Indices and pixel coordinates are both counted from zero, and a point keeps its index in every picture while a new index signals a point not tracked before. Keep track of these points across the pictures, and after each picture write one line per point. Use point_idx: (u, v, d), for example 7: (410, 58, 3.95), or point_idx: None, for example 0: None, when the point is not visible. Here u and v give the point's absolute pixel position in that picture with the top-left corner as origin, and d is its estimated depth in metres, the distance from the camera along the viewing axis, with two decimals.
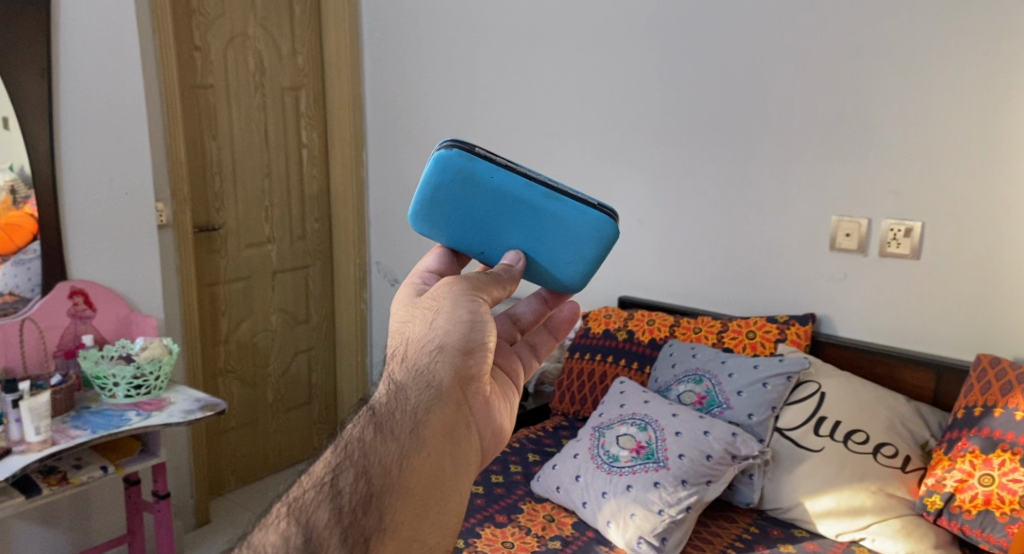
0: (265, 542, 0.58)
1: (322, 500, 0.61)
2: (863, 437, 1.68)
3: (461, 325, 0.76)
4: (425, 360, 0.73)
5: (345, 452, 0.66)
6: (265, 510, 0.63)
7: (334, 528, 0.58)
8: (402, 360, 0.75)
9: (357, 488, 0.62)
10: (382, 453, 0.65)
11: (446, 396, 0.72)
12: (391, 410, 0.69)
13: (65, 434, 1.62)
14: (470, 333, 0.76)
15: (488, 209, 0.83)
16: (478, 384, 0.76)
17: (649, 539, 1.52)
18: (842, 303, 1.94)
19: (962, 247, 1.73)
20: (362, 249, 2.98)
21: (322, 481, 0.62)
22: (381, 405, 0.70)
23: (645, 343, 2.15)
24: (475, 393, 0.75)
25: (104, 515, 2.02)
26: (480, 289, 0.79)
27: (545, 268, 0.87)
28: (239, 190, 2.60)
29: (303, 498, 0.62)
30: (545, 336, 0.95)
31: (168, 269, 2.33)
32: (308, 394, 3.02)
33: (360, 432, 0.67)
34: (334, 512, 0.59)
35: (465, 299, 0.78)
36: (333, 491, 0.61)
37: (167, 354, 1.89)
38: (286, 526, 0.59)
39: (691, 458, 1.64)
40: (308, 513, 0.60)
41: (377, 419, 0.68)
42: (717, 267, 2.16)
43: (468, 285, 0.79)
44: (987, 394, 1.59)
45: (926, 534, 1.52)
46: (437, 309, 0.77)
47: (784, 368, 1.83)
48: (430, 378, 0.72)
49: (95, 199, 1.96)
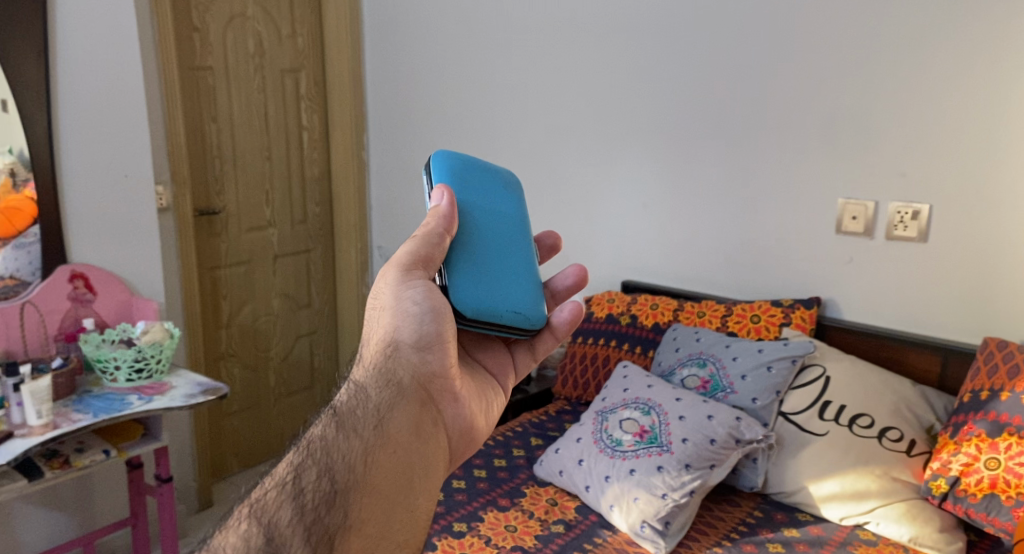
0: (226, 544, 0.61)
1: (285, 499, 0.64)
2: (868, 421, 1.68)
3: (411, 318, 0.80)
4: (381, 359, 0.79)
5: (307, 451, 0.69)
6: (228, 512, 0.65)
7: (298, 526, 0.62)
8: (361, 363, 0.80)
9: (321, 486, 0.65)
10: (345, 450, 0.69)
11: (408, 394, 0.77)
12: (354, 408, 0.73)
13: (67, 418, 1.61)
14: (421, 326, 0.80)
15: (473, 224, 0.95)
16: (440, 381, 0.81)
17: (653, 523, 1.52)
18: (849, 287, 1.92)
19: (970, 229, 1.70)
20: (364, 233, 2.97)
21: (285, 480, 0.66)
22: (343, 404, 0.74)
23: (648, 327, 2.13)
24: (439, 391, 0.81)
25: (108, 499, 2.02)
26: (410, 266, 0.82)
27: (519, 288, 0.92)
28: (240, 173, 2.58)
29: (265, 498, 0.65)
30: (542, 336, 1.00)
31: (169, 251, 2.32)
32: (311, 378, 3.02)
33: (322, 433, 0.71)
34: (297, 511, 0.63)
35: (403, 285, 0.81)
36: (296, 489, 0.64)
37: (168, 338, 1.88)
38: (247, 526, 0.62)
39: (695, 443, 1.64)
40: (270, 514, 0.63)
41: (339, 418, 0.72)
42: (722, 251, 2.14)
43: (398, 269, 0.82)
44: (993, 378, 1.58)
45: (931, 517, 1.52)
46: (382, 307, 0.82)
47: (789, 352, 1.81)
48: (389, 377, 0.78)
49: (95, 182, 1.95)
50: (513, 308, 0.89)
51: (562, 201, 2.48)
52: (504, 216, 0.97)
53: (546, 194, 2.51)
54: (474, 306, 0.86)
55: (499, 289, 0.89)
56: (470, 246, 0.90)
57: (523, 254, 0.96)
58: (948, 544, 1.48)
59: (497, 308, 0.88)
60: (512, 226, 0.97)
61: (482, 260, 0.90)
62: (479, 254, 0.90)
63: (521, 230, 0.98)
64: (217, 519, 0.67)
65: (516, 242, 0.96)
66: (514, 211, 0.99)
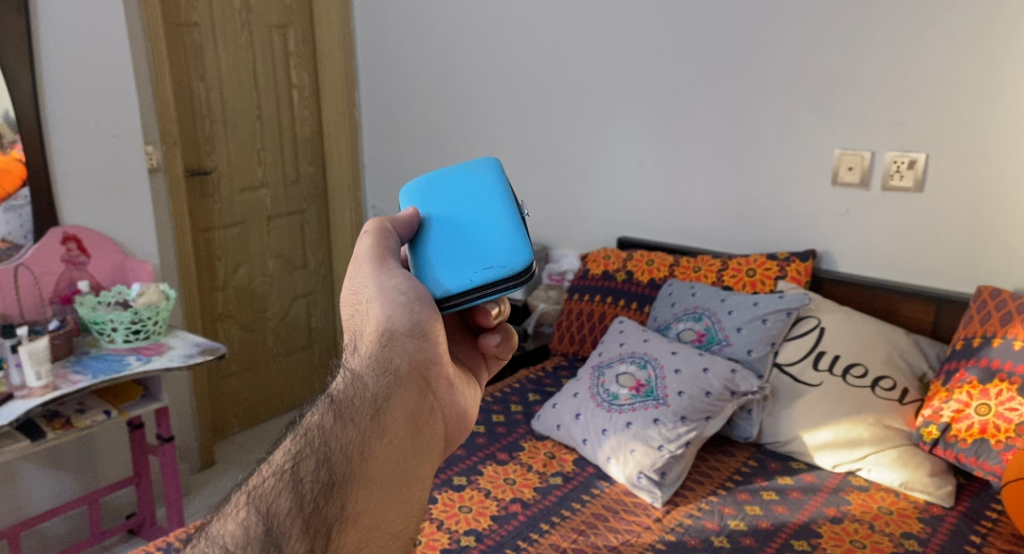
0: (225, 531, 0.58)
1: (283, 489, 0.60)
2: (862, 371, 1.70)
3: (400, 307, 0.75)
4: (377, 348, 0.73)
5: (306, 440, 0.64)
6: (227, 500, 0.63)
7: (295, 517, 0.57)
8: (354, 351, 0.74)
9: (318, 476, 0.60)
10: (343, 440, 0.63)
11: (405, 382, 0.71)
12: (350, 397, 0.67)
13: (66, 379, 1.62)
14: (412, 315, 0.75)
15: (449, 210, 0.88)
16: (437, 368, 0.76)
17: (649, 474, 1.54)
18: (844, 238, 1.92)
19: (967, 178, 1.70)
20: (359, 193, 2.95)
21: (283, 468, 0.61)
22: (340, 393, 0.68)
23: (644, 283, 2.14)
24: (435, 377, 0.75)
25: (112, 458, 2.04)
26: (380, 257, 0.79)
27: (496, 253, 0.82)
28: (230, 132, 2.55)
29: (264, 487, 0.61)
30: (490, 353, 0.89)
31: (161, 212, 2.30)
32: (309, 338, 3.03)
33: (320, 421, 0.66)
34: (294, 501, 0.58)
35: (377, 277, 0.78)
36: (293, 479, 0.60)
37: (164, 299, 1.88)
38: (247, 514, 0.58)
39: (691, 395, 1.66)
40: (268, 502, 0.59)
41: (336, 406, 0.67)
42: (718, 205, 2.13)
43: (371, 261, 0.79)
44: (987, 325, 1.60)
45: (922, 463, 1.56)
46: (363, 300, 0.77)
47: (784, 304, 1.82)
48: (386, 365, 0.71)
49: (85, 144, 1.92)
50: (479, 269, 0.80)
51: (557, 158, 2.45)
52: (461, 190, 0.89)
53: (540, 151, 2.49)
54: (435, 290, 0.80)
55: (461, 260, 0.81)
56: (426, 237, 0.85)
57: (495, 217, 0.86)
58: (939, 488, 1.51)
59: (461, 279, 0.80)
60: (474, 195, 0.88)
61: (440, 243, 0.84)
62: (434, 241, 0.85)
63: (485, 190, 0.89)
64: (216, 509, 0.64)
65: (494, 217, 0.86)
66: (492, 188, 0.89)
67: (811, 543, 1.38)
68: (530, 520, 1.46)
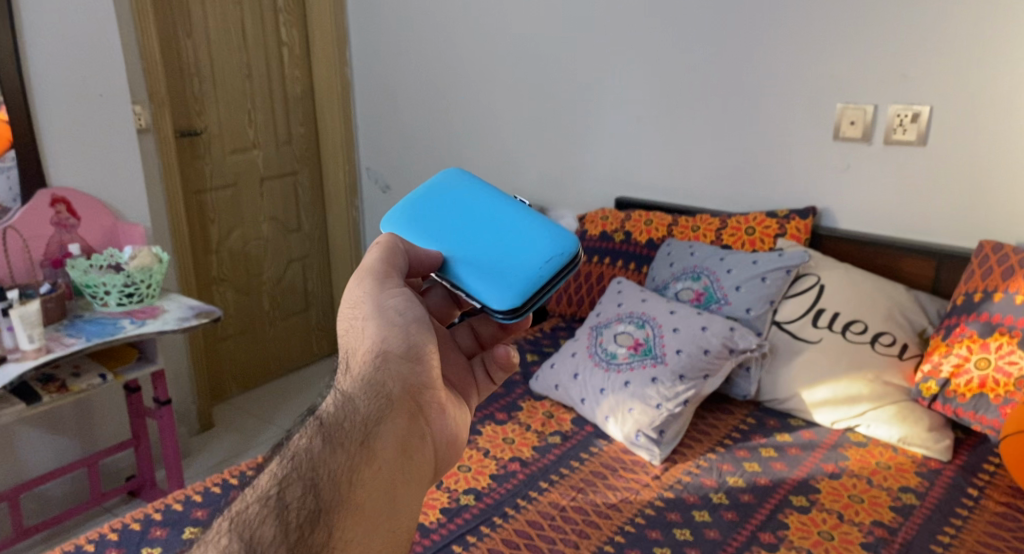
0: None
1: (268, 515, 0.61)
2: (861, 327, 1.69)
3: (396, 329, 0.76)
4: (369, 369, 0.73)
5: (294, 464, 0.66)
6: (210, 525, 0.63)
7: (279, 543, 0.58)
8: (347, 371, 0.75)
9: (304, 503, 0.62)
10: (331, 465, 0.65)
11: (397, 406, 0.72)
12: (339, 421, 0.69)
13: (59, 342, 1.61)
14: (408, 338, 0.75)
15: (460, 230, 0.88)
16: (431, 392, 0.76)
17: (647, 432, 1.54)
18: (844, 193, 1.90)
19: (972, 130, 1.66)
20: (352, 154, 2.91)
21: (269, 494, 0.63)
22: (329, 416, 0.70)
23: (643, 243, 2.11)
24: (429, 401, 0.75)
25: (109, 420, 2.04)
26: (387, 274, 0.78)
27: (540, 245, 0.83)
28: (220, 92, 2.51)
29: (248, 513, 0.62)
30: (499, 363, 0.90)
31: (152, 173, 2.26)
32: (306, 301, 3.02)
33: (308, 444, 0.67)
34: (278, 528, 0.59)
35: (380, 294, 0.77)
36: (278, 506, 0.61)
37: (157, 263, 1.86)
38: (229, 541, 0.59)
39: (689, 353, 1.65)
40: (252, 529, 0.60)
41: (325, 430, 0.68)
42: (717, 162, 2.10)
43: (372, 277, 0.78)
44: (987, 280, 1.58)
45: (921, 418, 1.56)
46: (361, 317, 0.76)
47: (784, 262, 1.79)
48: (378, 389, 0.72)
49: (70, 104, 1.88)
50: (540, 264, 0.81)
51: (553, 117, 2.41)
52: (457, 210, 0.90)
53: (536, 111, 2.44)
54: (506, 300, 0.79)
55: (511, 266, 0.82)
56: (456, 259, 0.84)
57: (511, 220, 0.87)
58: (937, 443, 1.52)
59: (528, 280, 0.80)
60: (475, 210, 0.90)
61: (472, 260, 0.84)
62: (470, 260, 0.84)
63: (483, 202, 0.91)
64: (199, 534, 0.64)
65: (509, 221, 0.88)
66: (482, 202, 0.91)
67: (810, 498, 1.39)
68: (529, 479, 1.46)
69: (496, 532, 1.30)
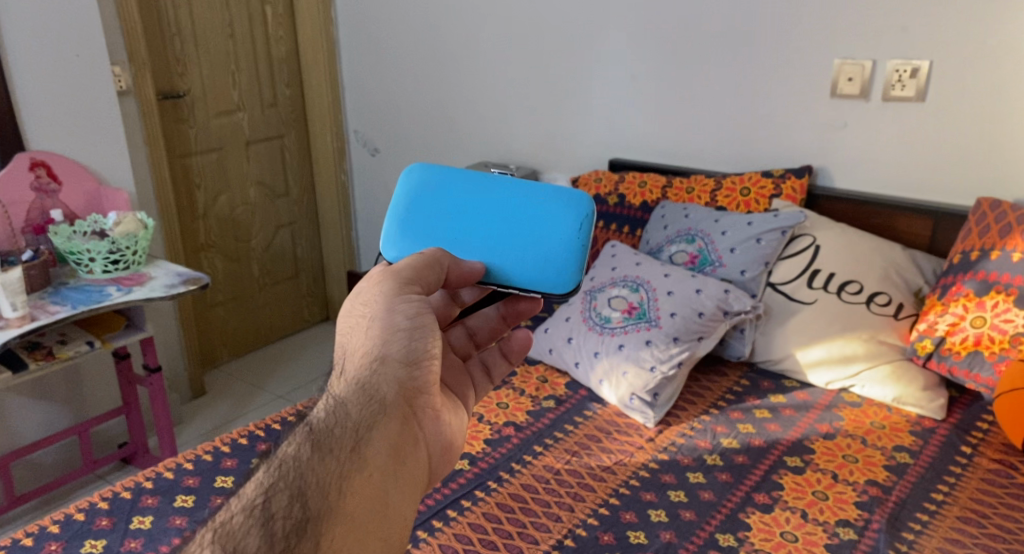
0: None
1: (253, 525, 0.57)
2: (857, 288, 1.67)
3: (400, 333, 0.75)
4: (366, 373, 0.73)
5: (280, 471, 0.63)
6: (187, 538, 0.58)
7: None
8: (342, 375, 0.74)
9: (291, 512, 0.58)
10: (320, 472, 0.62)
11: (392, 410, 0.71)
12: (331, 427, 0.67)
13: (44, 310, 1.58)
14: (410, 342, 0.75)
15: (465, 227, 0.86)
16: (426, 397, 0.75)
17: (642, 395, 1.53)
18: (841, 151, 1.86)
19: (972, 84, 1.63)
20: (340, 118, 2.85)
21: (254, 503, 0.59)
22: (321, 422, 0.68)
23: (637, 206, 2.08)
24: (424, 407, 0.75)
25: (100, 388, 2.03)
26: (411, 280, 0.78)
27: (556, 214, 0.84)
28: (203, 53, 2.44)
29: (231, 523, 0.58)
30: (497, 360, 0.96)
31: (134, 136, 2.22)
32: (295, 267, 3.00)
33: (296, 452, 0.64)
34: (264, 539, 0.55)
35: (400, 300, 0.77)
36: (264, 515, 0.58)
37: (142, 229, 1.83)
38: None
39: (683, 316, 1.63)
40: (236, 540, 0.55)
41: (315, 437, 0.66)
42: (712, 121, 2.06)
43: (394, 281, 0.78)
44: (985, 238, 1.56)
45: (915, 377, 1.55)
46: (372, 317, 0.76)
47: (779, 223, 1.77)
48: (372, 393, 0.71)
49: (47, 65, 1.82)
50: (572, 235, 0.84)
51: (544, 76, 2.36)
52: (442, 211, 0.87)
53: (528, 71, 2.39)
54: (565, 281, 0.84)
55: (544, 249, 0.84)
56: (487, 262, 0.85)
57: (508, 199, 0.86)
58: (931, 402, 1.52)
59: (572, 255, 0.84)
60: (463, 197, 0.87)
61: (503, 256, 0.85)
62: (504, 262, 0.85)
63: (461, 189, 0.87)
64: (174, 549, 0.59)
65: (506, 199, 0.86)
66: (464, 187, 0.88)
67: (804, 459, 1.38)
68: (524, 444, 1.46)
69: (490, 496, 1.29)
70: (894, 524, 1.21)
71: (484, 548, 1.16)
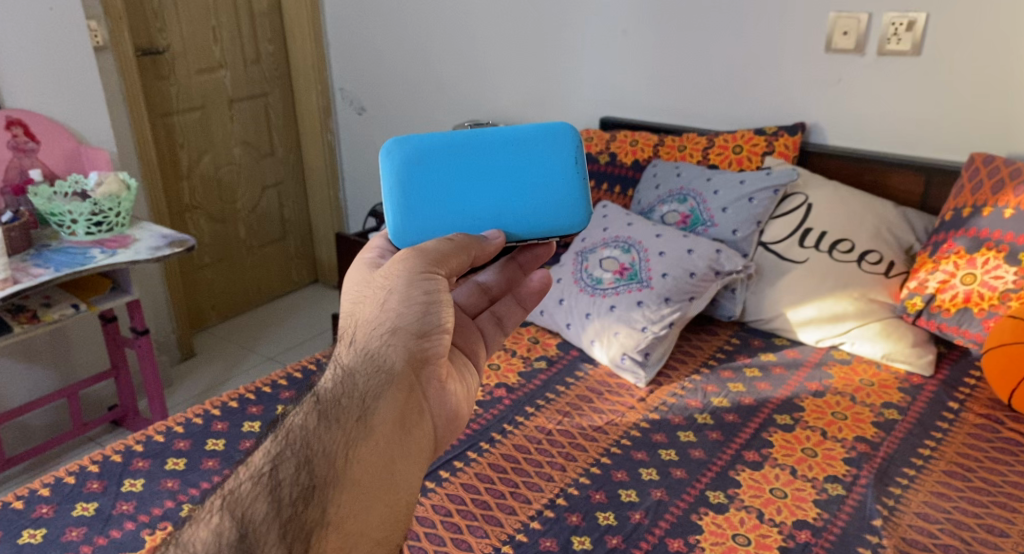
0: (198, 538, 0.57)
1: (260, 492, 0.60)
2: (849, 246, 1.67)
3: (415, 306, 0.75)
4: (376, 344, 0.73)
5: (286, 440, 0.64)
6: (200, 503, 0.62)
7: (272, 522, 0.57)
8: (351, 344, 0.74)
9: (298, 480, 0.61)
10: (326, 441, 0.64)
11: (398, 381, 0.71)
12: (337, 397, 0.68)
13: (26, 273, 1.55)
14: (424, 315, 0.75)
15: (472, 190, 0.86)
16: (434, 367, 0.75)
17: (633, 355, 1.53)
18: (834, 107, 1.84)
19: (968, 37, 1.60)
20: (325, 76, 2.79)
21: (261, 472, 0.62)
22: (327, 393, 0.69)
23: (628, 165, 2.06)
24: (431, 376, 0.75)
25: (87, 351, 2.01)
26: (439, 261, 0.77)
27: (553, 156, 0.88)
28: (182, 8, 2.37)
29: (240, 490, 0.61)
30: (513, 309, 0.98)
31: (113, 94, 2.16)
32: (283, 229, 2.97)
33: (303, 421, 0.66)
34: (271, 506, 0.59)
35: (421, 276, 0.76)
36: (271, 483, 0.60)
37: (125, 190, 1.80)
38: (220, 520, 0.58)
39: (675, 277, 1.62)
40: (245, 507, 0.59)
41: (321, 406, 0.67)
42: (704, 77, 2.03)
43: (418, 257, 0.76)
44: (977, 194, 1.55)
45: (905, 334, 1.56)
46: (390, 290, 0.75)
47: (772, 181, 1.75)
48: (379, 363, 0.71)
49: (20, 18, 1.76)
50: (574, 172, 0.89)
51: (533, 32, 2.31)
52: (440, 180, 0.86)
53: (516, 26, 2.33)
54: (578, 217, 0.89)
55: (553, 192, 0.88)
56: (505, 220, 0.87)
57: (504, 153, 0.87)
58: (920, 358, 1.52)
59: (578, 191, 0.89)
60: (460, 159, 0.86)
61: (518, 210, 0.87)
62: (519, 212, 0.87)
63: (449, 151, 0.86)
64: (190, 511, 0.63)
65: (502, 153, 0.87)
66: (456, 150, 0.86)
67: (793, 417, 1.39)
68: (516, 404, 1.46)
69: (482, 457, 1.29)
70: (881, 479, 1.22)
71: (476, 507, 1.17)
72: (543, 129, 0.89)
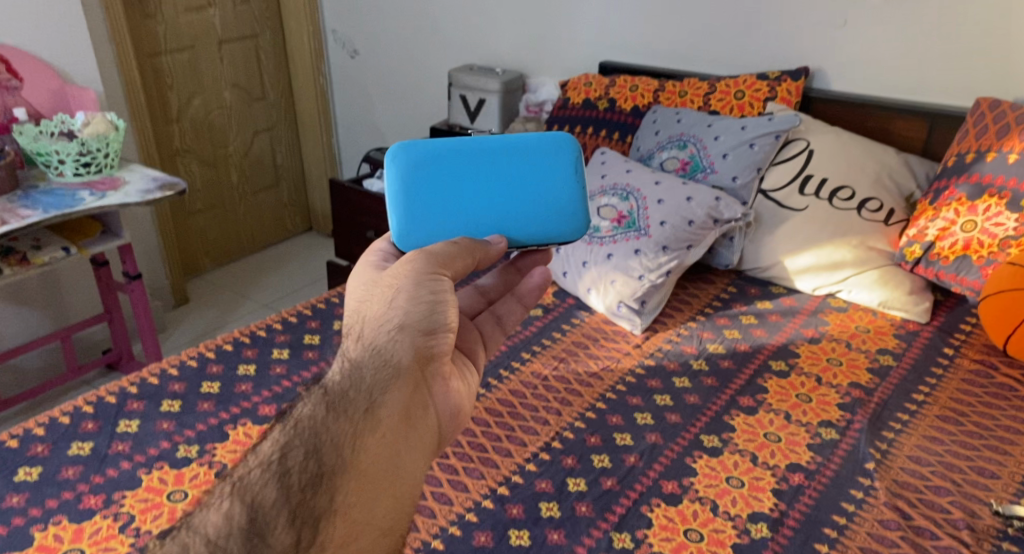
0: (207, 522, 0.57)
1: (270, 479, 0.60)
2: (849, 194, 1.65)
3: (422, 304, 0.76)
4: (383, 338, 0.74)
5: (294, 429, 0.65)
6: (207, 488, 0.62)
7: (281, 508, 0.58)
8: (357, 338, 0.75)
9: (306, 468, 0.62)
10: (335, 432, 0.65)
11: (405, 375, 0.73)
12: (346, 389, 0.69)
13: (14, 214, 1.52)
14: (432, 312, 0.77)
15: (474, 196, 0.88)
16: (438, 362, 0.77)
17: (629, 303, 1.53)
18: (840, 51, 1.80)
19: None
20: (317, 16, 2.71)
21: (270, 458, 0.62)
22: (335, 385, 0.70)
23: (627, 111, 2.02)
24: (434, 372, 0.77)
25: (79, 294, 2.00)
26: (444, 264, 0.79)
27: (553, 164, 0.90)
28: None
29: (248, 477, 0.61)
30: (513, 307, 1.00)
31: (98, 29, 2.09)
32: (276, 175, 2.93)
33: (311, 411, 0.66)
34: (281, 493, 0.59)
35: (427, 277, 0.78)
36: (280, 470, 0.61)
37: (113, 130, 1.75)
38: (229, 505, 0.58)
39: (673, 225, 1.61)
40: (254, 492, 0.59)
41: (329, 399, 0.68)
42: (707, 19, 1.97)
43: (427, 259, 0.79)
44: (982, 139, 1.53)
45: (902, 281, 1.55)
46: (398, 289, 0.77)
47: (774, 127, 1.72)
48: (386, 357, 0.73)
49: None
50: (573, 180, 0.91)
51: None
52: (442, 185, 0.87)
53: None
54: (576, 224, 0.91)
55: (552, 200, 0.90)
56: (505, 225, 0.89)
57: (506, 160, 0.89)
58: (917, 305, 1.52)
59: (577, 199, 0.91)
60: (463, 165, 0.88)
61: (519, 216, 0.89)
62: (518, 220, 0.89)
63: (452, 158, 0.88)
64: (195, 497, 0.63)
65: (504, 162, 0.89)
66: (458, 157, 0.88)
67: (789, 363, 1.39)
68: (512, 350, 1.45)
69: (479, 401, 1.29)
70: (875, 424, 1.23)
71: (472, 449, 1.17)
72: (544, 138, 0.91)
